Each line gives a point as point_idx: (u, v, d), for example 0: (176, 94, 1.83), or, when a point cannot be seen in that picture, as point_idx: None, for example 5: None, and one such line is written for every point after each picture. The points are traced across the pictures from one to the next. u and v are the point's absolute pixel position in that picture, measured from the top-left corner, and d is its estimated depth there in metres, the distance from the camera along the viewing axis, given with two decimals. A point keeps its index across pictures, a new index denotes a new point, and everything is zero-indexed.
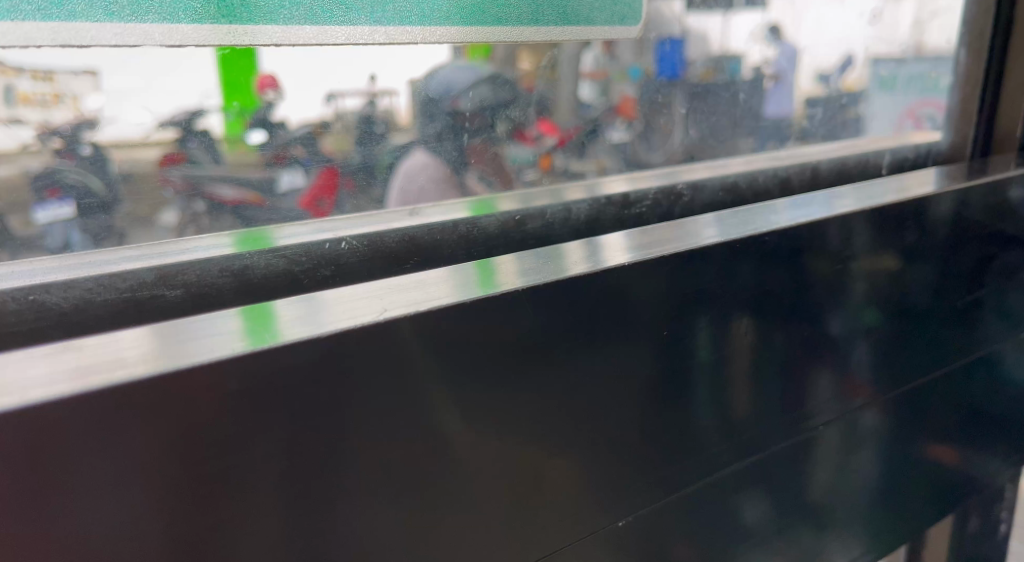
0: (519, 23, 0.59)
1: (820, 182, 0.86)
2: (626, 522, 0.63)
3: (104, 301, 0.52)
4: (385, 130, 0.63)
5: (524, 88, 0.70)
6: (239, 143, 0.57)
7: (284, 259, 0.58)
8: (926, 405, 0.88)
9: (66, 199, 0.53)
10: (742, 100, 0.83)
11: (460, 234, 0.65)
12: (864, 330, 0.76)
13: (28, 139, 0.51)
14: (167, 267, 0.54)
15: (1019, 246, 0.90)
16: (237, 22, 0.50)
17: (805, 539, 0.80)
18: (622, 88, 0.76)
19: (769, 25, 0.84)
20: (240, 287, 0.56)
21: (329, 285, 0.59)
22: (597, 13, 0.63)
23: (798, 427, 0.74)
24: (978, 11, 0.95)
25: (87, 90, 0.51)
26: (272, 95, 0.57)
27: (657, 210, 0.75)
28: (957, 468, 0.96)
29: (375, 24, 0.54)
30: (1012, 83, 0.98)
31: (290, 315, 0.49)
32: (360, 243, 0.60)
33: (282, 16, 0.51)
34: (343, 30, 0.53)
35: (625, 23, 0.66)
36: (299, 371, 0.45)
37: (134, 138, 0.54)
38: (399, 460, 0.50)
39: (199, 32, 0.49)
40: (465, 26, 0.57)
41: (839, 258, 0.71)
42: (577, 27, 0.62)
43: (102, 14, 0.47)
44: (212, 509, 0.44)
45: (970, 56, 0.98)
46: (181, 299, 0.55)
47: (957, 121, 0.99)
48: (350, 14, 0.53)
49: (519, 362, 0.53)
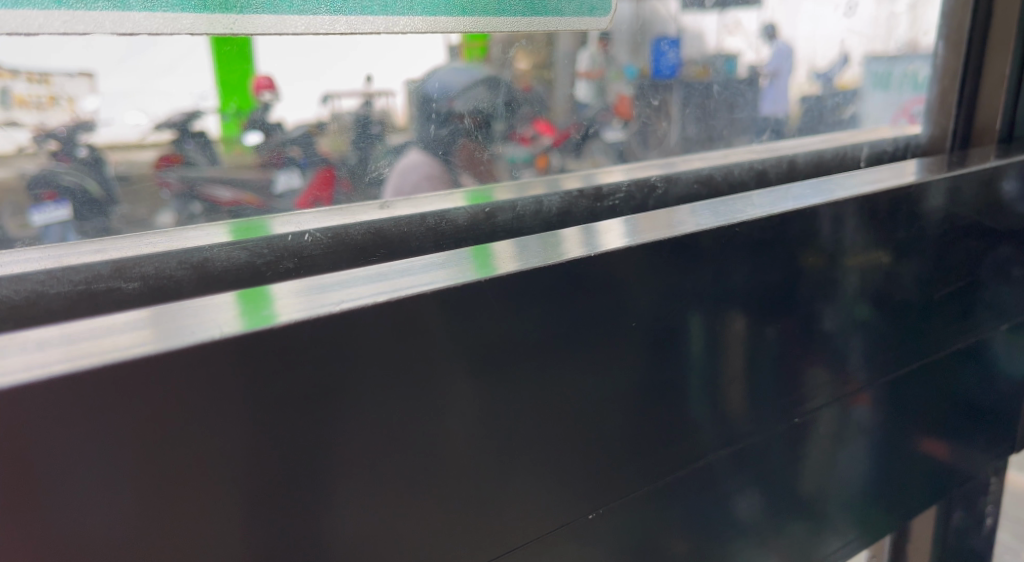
0: (485, 14, 0.59)
1: (797, 175, 0.85)
2: (595, 515, 0.62)
3: (57, 293, 0.51)
4: (381, 130, 0.63)
5: (520, 88, 0.70)
6: (236, 144, 0.57)
7: (246, 251, 0.56)
8: (912, 397, 0.89)
9: (63, 201, 0.53)
10: (716, 91, 0.83)
11: (428, 226, 0.63)
12: (853, 322, 0.77)
13: (24, 140, 0.51)
14: (124, 260, 0.52)
15: (1001, 239, 0.91)
16: (191, 10, 0.49)
17: (792, 528, 0.81)
18: (617, 87, 0.76)
19: (765, 22, 0.85)
20: (200, 280, 0.55)
21: (292, 277, 0.58)
22: (564, 3, 0.62)
23: (785, 417, 0.75)
24: (956, 4, 0.96)
25: (82, 92, 0.52)
26: (268, 96, 0.58)
27: (631, 202, 0.74)
28: (943, 460, 0.97)
29: (335, 13, 0.54)
30: (991, 75, 0.99)
31: (287, 300, 0.49)
32: (325, 235, 0.59)
33: (237, 6, 0.50)
34: (303, 19, 0.53)
35: (593, 14, 0.65)
36: (268, 361, 0.45)
37: (131, 140, 0.54)
38: (370, 451, 0.49)
39: (151, 21, 0.49)
40: (428, 16, 0.57)
41: (830, 253, 0.72)
42: (544, 19, 0.61)
43: (50, 2, 0.46)
44: (176, 501, 0.44)
45: (948, 48, 0.98)
46: (138, 291, 0.53)
47: (935, 114, 1.00)
48: (309, 3, 0.53)
49: (503, 350, 0.53)
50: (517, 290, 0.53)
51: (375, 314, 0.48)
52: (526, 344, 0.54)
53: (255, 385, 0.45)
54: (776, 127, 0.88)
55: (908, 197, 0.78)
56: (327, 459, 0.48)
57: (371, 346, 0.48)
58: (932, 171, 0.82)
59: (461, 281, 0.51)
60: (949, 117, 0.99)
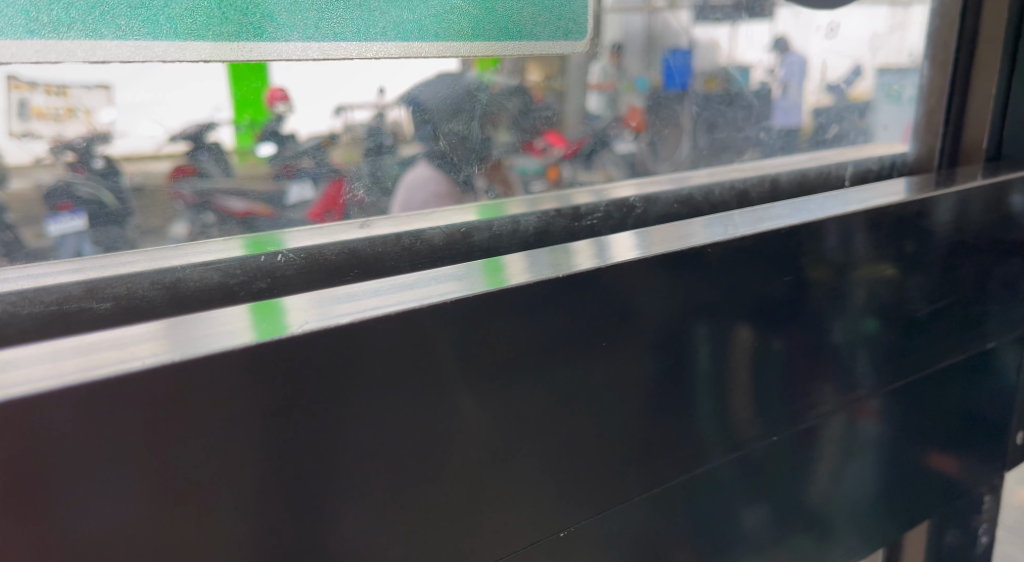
0: (457, 39, 0.59)
1: (779, 195, 0.84)
2: (570, 532, 0.61)
3: (29, 313, 0.50)
4: (393, 142, 0.63)
5: (534, 100, 0.70)
6: (249, 156, 0.58)
7: (219, 272, 0.56)
8: (914, 410, 0.88)
9: (78, 212, 0.53)
10: (693, 113, 0.81)
11: (403, 246, 0.62)
12: (859, 337, 0.77)
13: (41, 152, 0.51)
14: (96, 281, 0.52)
15: (1003, 254, 0.91)
16: (164, 38, 0.49)
17: (794, 540, 0.80)
18: (629, 99, 0.78)
19: (777, 36, 0.86)
20: (173, 300, 0.54)
21: (265, 297, 0.57)
22: (541, 27, 0.62)
23: (791, 426, 0.74)
24: (942, 25, 0.96)
25: (99, 104, 0.52)
26: (282, 108, 0.58)
27: (609, 222, 0.72)
28: (945, 476, 0.96)
29: (307, 40, 0.53)
30: (978, 94, 0.99)
31: (297, 309, 0.50)
32: (298, 256, 0.58)
33: (211, 33, 0.50)
34: (275, 47, 0.53)
35: (570, 37, 0.64)
36: (275, 373, 0.45)
37: (146, 151, 0.54)
38: (376, 459, 0.50)
39: (123, 49, 0.48)
40: (402, 42, 0.57)
41: (838, 268, 0.72)
42: (518, 43, 0.61)
43: (22, 32, 0.46)
44: (185, 508, 0.44)
45: (934, 68, 0.98)
46: (110, 312, 0.52)
47: (922, 131, 0.99)
48: (281, 31, 0.52)
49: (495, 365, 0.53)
50: (521, 302, 0.53)
51: (377, 327, 0.48)
52: (521, 350, 0.54)
53: (263, 396, 0.45)
54: (761, 144, 0.86)
55: (912, 215, 0.78)
56: (332, 469, 0.48)
57: (376, 357, 0.48)
58: (919, 190, 0.81)
59: (464, 295, 0.51)
60: (936, 135, 0.99)
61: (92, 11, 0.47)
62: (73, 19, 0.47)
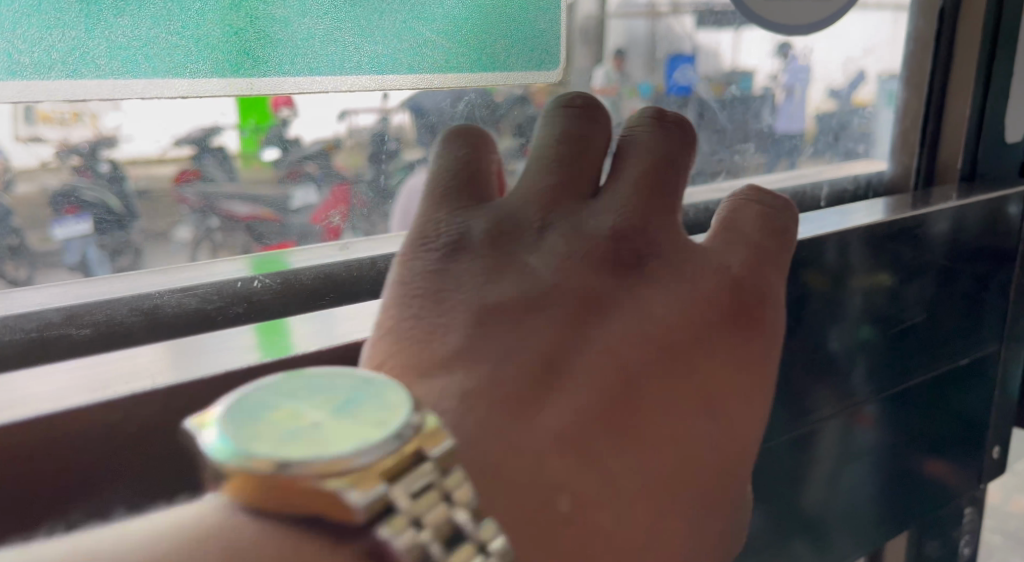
0: (431, 72, 0.60)
1: None
2: None
3: (8, 341, 0.51)
4: (397, 146, 0.64)
5: (535, 105, 0.68)
6: (254, 160, 0.58)
7: (196, 298, 0.57)
8: (914, 417, 0.88)
9: (84, 216, 0.53)
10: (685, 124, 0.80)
11: (378, 270, 0.65)
12: (858, 344, 0.77)
13: (48, 156, 0.50)
14: (75, 308, 0.53)
15: (998, 262, 0.91)
16: (141, 77, 0.49)
17: (792, 547, 0.80)
18: (633, 104, 0.76)
19: (782, 41, 0.84)
20: (150, 325, 0.56)
21: (242, 322, 0.60)
22: (513, 58, 0.64)
23: (791, 432, 0.75)
24: (916, 49, 0.97)
25: (106, 109, 0.50)
26: (286, 112, 0.57)
27: None
28: (944, 483, 0.97)
29: (284, 75, 0.53)
30: (953, 116, 0.99)
31: (304, 331, 0.57)
32: (273, 282, 0.61)
33: (189, 70, 0.50)
34: (251, 82, 0.52)
35: (542, 68, 0.66)
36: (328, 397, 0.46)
37: (152, 155, 0.54)
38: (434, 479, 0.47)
39: (102, 88, 0.48)
40: (378, 74, 0.57)
41: (836, 276, 0.73)
42: (491, 74, 0.63)
43: (3, 72, 0.46)
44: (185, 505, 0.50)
45: (909, 90, 0.99)
46: (88, 338, 0.54)
47: (898, 154, 1.01)
48: (258, 67, 0.52)
49: (637, 309, 0.60)
50: None
51: None
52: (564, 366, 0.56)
53: None
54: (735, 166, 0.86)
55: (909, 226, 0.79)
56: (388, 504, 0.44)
57: None
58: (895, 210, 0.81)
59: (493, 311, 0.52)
60: (912, 156, 1.01)
61: (72, 52, 0.47)
62: (54, 60, 0.47)
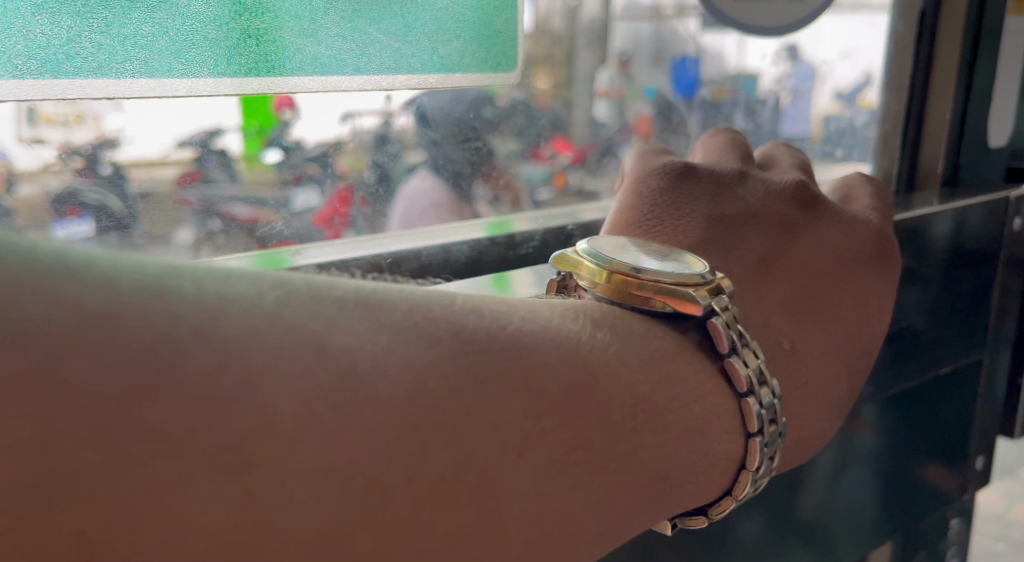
0: (379, 72, 0.57)
1: None
2: None
3: None
4: (399, 149, 0.64)
5: (539, 107, 0.70)
6: (256, 163, 0.58)
7: None
8: (913, 421, 0.88)
9: (86, 218, 0.52)
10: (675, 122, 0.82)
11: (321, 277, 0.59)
12: None
13: (50, 158, 0.50)
14: None
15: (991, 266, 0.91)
16: (64, 77, 0.46)
17: (792, 551, 0.80)
18: (637, 107, 0.77)
19: (790, 43, 0.83)
20: None
21: None
22: (468, 58, 0.61)
23: None
24: (896, 52, 0.95)
25: (108, 110, 0.50)
26: (289, 114, 0.57)
27: (545, 250, 0.72)
28: (944, 488, 0.96)
29: (219, 75, 0.50)
30: (932, 122, 0.97)
31: None
32: None
33: (114, 70, 0.47)
34: (183, 84, 0.49)
35: (499, 70, 0.63)
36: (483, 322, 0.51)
37: (154, 158, 0.53)
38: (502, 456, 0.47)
39: (21, 89, 0.45)
40: (324, 76, 0.54)
41: None
42: (444, 75, 0.60)
43: None
44: None
45: (890, 94, 0.97)
46: None
47: (878, 157, 1.00)
48: (191, 66, 0.49)
49: (792, 259, 0.70)
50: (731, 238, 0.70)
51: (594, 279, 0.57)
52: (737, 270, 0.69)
53: None
54: None
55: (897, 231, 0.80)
56: None
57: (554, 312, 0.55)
58: None
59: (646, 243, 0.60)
60: (892, 159, 0.99)
61: None
62: None
